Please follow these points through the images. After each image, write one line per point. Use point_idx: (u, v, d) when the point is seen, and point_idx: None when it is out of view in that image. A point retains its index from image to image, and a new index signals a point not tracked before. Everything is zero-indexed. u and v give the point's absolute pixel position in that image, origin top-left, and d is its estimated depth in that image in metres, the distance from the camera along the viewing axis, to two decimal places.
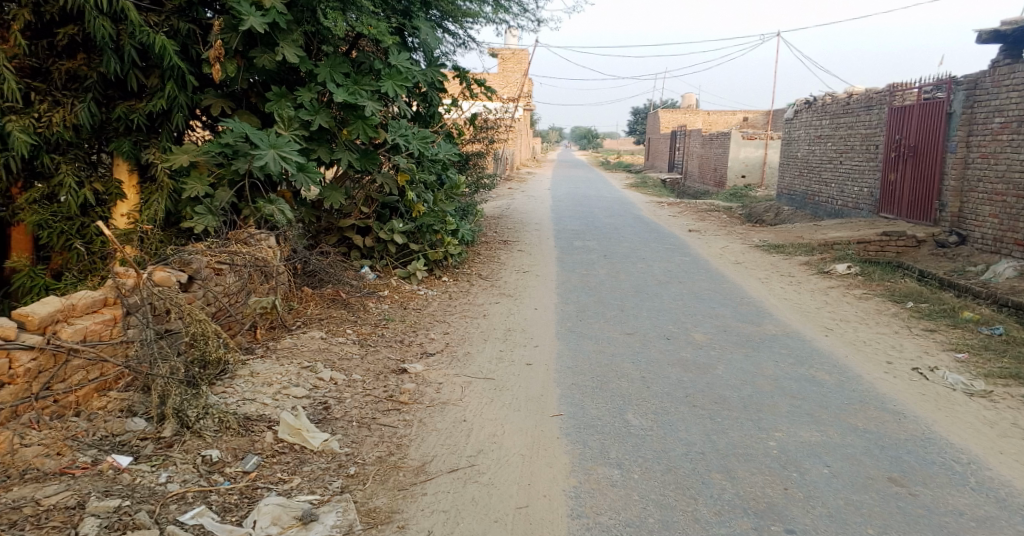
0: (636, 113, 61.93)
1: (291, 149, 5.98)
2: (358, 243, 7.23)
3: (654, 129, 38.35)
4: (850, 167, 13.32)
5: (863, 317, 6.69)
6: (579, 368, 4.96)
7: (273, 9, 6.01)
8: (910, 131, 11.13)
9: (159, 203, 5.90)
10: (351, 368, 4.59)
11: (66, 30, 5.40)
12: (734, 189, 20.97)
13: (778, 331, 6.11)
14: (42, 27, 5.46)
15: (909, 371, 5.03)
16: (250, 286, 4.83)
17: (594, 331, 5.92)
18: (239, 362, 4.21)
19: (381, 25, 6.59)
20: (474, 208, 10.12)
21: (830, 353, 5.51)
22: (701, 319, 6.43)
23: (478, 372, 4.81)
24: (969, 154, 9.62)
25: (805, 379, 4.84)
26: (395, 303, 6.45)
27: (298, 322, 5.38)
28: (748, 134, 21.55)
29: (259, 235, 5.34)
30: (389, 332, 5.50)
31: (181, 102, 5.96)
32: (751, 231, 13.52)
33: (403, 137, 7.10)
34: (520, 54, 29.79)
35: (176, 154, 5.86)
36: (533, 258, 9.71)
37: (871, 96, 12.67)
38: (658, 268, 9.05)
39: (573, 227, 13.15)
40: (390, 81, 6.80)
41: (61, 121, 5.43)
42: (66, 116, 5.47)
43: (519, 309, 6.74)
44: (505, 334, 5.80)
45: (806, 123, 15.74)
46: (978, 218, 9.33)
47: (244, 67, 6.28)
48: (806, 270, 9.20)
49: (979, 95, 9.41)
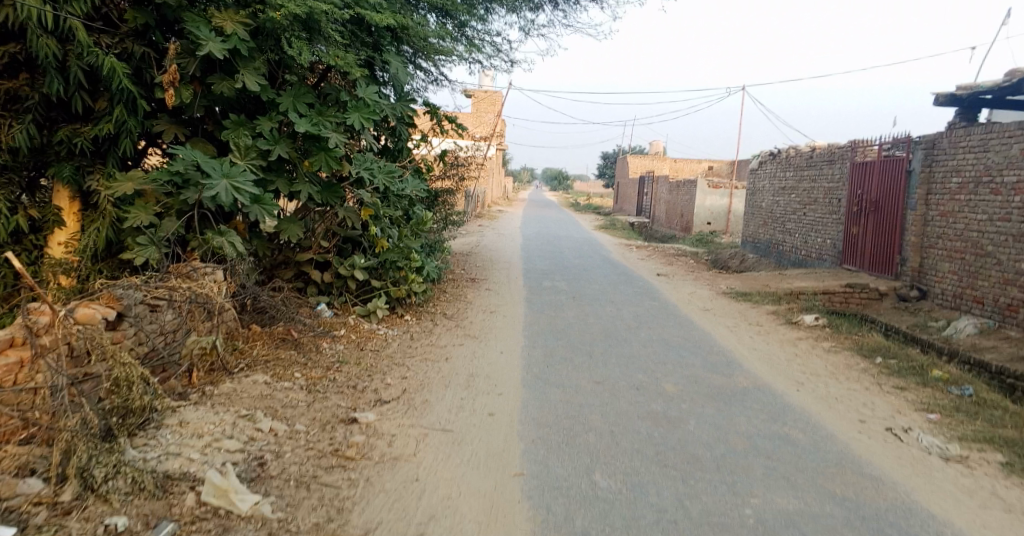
0: (605, 158, 62.88)
1: (246, 180, 5.65)
2: (315, 278, 6.85)
3: (622, 174, 38.80)
4: (814, 219, 13.43)
5: (833, 372, 6.52)
6: (544, 420, 4.65)
7: (235, 34, 5.77)
8: (872, 186, 11.27)
9: (100, 231, 5.57)
10: (295, 417, 4.21)
11: (6, 48, 5.08)
12: (701, 235, 21.12)
13: (748, 384, 5.90)
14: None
15: (883, 432, 4.83)
16: (190, 324, 4.45)
17: (562, 379, 5.62)
18: (167, 410, 3.82)
19: (349, 57, 6.36)
20: (441, 245, 9.85)
21: (803, 410, 5.30)
22: (671, 369, 6.19)
23: (436, 423, 4.46)
24: (928, 211, 9.72)
25: (779, 438, 4.60)
26: (351, 344, 6.08)
27: (242, 364, 4.97)
28: (714, 182, 21.81)
29: (204, 269, 4.98)
30: (341, 377, 5.13)
31: (131, 127, 5.59)
32: (719, 277, 13.50)
33: (368, 171, 6.79)
34: (493, 96, 30.19)
35: (120, 182, 5.50)
36: (500, 298, 9.44)
37: (833, 151, 12.87)
38: (627, 312, 8.85)
39: (541, 266, 12.98)
40: (356, 113, 6.54)
41: None
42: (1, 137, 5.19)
43: (483, 352, 6.42)
44: (467, 381, 5.45)
45: (770, 174, 15.94)
46: (939, 274, 9.37)
47: (201, 94, 6.01)
48: (774, 319, 9.11)
49: (937, 156, 9.57)
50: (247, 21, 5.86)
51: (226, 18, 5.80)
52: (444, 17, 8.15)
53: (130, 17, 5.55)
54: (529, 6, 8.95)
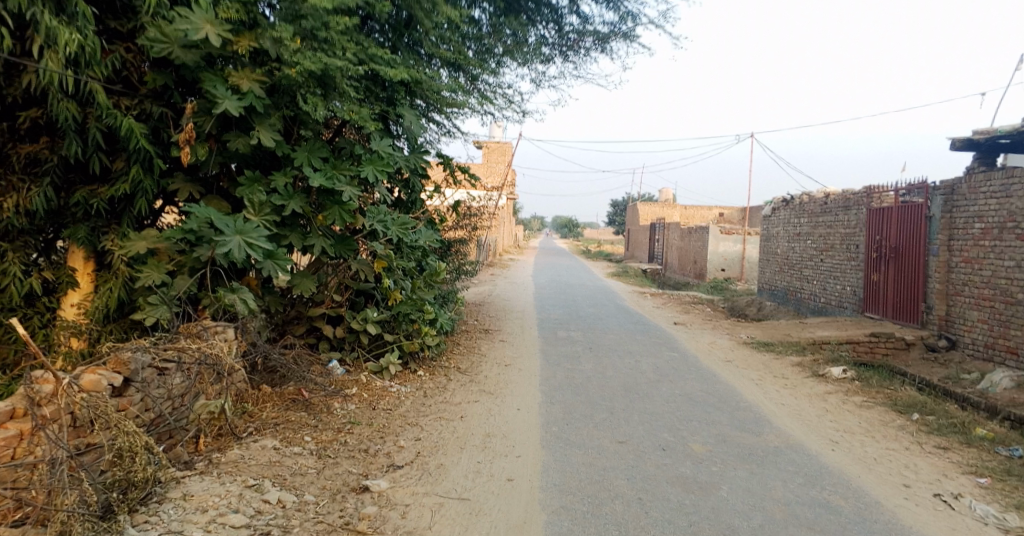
0: (616, 205, 63.13)
1: (260, 236, 5.52)
2: (327, 334, 6.66)
3: (633, 221, 38.76)
4: (832, 266, 13.17)
5: (868, 429, 6.20)
6: (567, 486, 4.37)
7: (251, 92, 5.75)
8: (890, 233, 11.05)
9: (112, 292, 5.49)
10: (304, 486, 3.97)
11: (28, 112, 5.07)
12: (715, 282, 20.85)
13: (781, 443, 5.60)
14: (3, 108, 5.12)
15: (932, 499, 4.51)
16: (198, 387, 4.27)
17: (583, 439, 5.34)
18: (171, 481, 3.61)
19: (364, 112, 6.34)
20: (454, 296, 9.68)
21: (842, 472, 4.99)
22: (697, 427, 5.90)
23: (451, 491, 4.20)
24: (951, 258, 9.46)
25: (821, 505, 4.30)
26: (363, 403, 5.84)
27: (250, 428, 4.76)
28: (726, 229, 21.63)
29: (214, 328, 4.81)
30: (353, 439, 4.88)
31: (147, 186, 5.53)
32: (738, 326, 13.20)
33: (382, 222, 6.70)
34: (504, 146, 30.51)
35: (134, 241, 5.40)
36: (515, 349, 9.21)
37: (848, 197, 12.71)
38: (647, 364, 8.58)
39: (555, 316, 12.76)
40: (370, 166, 6.50)
41: (13, 206, 5.06)
42: (19, 201, 5.09)
43: (499, 409, 6.16)
44: (483, 441, 5.19)
45: (784, 220, 15.76)
46: (968, 323, 9.05)
47: (217, 151, 5.95)
48: (799, 371, 8.78)
49: (957, 201, 9.37)
50: (263, 79, 5.82)
51: (242, 75, 5.78)
52: (456, 72, 8.12)
53: (151, 79, 5.59)
54: (540, 57, 8.95)
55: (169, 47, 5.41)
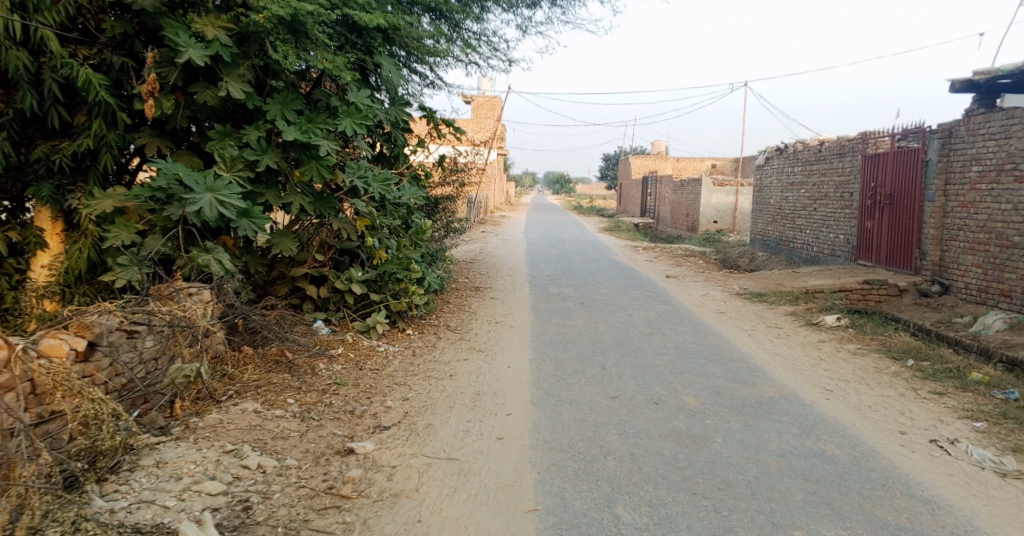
0: (608, 159, 62.51)
1: (232, 193, 5.31)
2: (311, 294, 6.47)
3: (625, 175, 38.37)
4: (825, 214, 13.02)
5: (862, 377, 6.13)
6: (558, 443, 4.27)
7: (216, 39, 5.50)
8: (886, 179, 10.86)
9: (82, 252, 5.34)
10: (286, 450, 3.86)
11: None
12: (708, 234, 20.69)
13: (775, 394, 5.52)
14: None
15: (928, 445, 4.45)
16: (174, 350, 4.19)
17: (574, 395, 5.24)
18: (143, 448, 3.49)
19: (339, 60, 6.02)
20: (443, 254, 9.51)
21: (836, 421, 4.92)
22: (689, 379, 5.81)
23: (439, 451, 4.09)
24: (947, 203, 9.31)
25: (816, 455, 4.23)
26: (349, 364, 5.71)
27: (229, 391, 4.63)
28: (719, 180, 21.38)
29: (188, 289, 4.66)
30: (338, 401, 4.76)
31: (111, 141, 5.39)
32: (730, 277, 13.11)
33: (362, 179, 6.44)
34: (493, 101, 30.06)
35: (100, 200, 5.26)
36: (506, 307, 9.08)
37: (842, 144, 12.49)
38: (640, 317, 8.48)
39: (547, 272, 12.63)
40: (348, 119, 6.19)
41: None
42: None
43: (490, 367, 6.05)
44: (473, 400, 5.08)
45: (777, 170, 15.55)
46: (961, 268, 8.96)
47: (184, 104, 5.75)
48: (793, 321, 8.71)
49: (955, 144, 9.17)
50: (229, 25, 5.60)
51: (207, 22, 5.55)
52: (438, 18, 7.82)
53: (109, 26, 5.40)
54: (526, 2, 8.57)
55: None
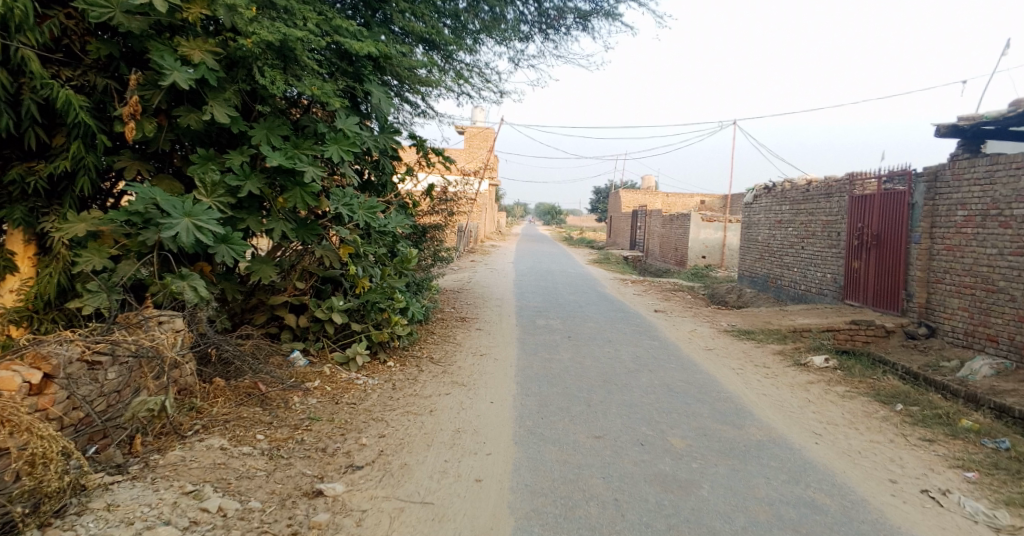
0: (598, 192, 62.88)
1: (210, 219, 5.18)
2: (290, 323, 6.31)
3: (615, 208, 38.53)
4: (812, 252, 13.02)
5: (851, 421, 6.00)
6: (538, 487, 4.10)
7: (203, 63, 5.44)
8: (873, 219, 10.88)
9: (52, 277, 5.16)
10: (250, 491, 3.69)
11: None
12: (696, 269, 20.67)
13: (763, 437, 5.39)
14: None
15: (919, 496, 4.32)
16: (139, 382, 4.10)
17: (558, 435, 5.08)
18: (97, 488, 3.37)
19: (328, 87, 5.94)
20: (428, 283, 9.37)
21: (825, 468, 4.77)
22: (676, 420, 5.66)
23: (413, 494, 3.91)
24: (933, 246, 9.31)
25: (805, 504, 4.09)
26: (326, 397, 5.52)
27: (196, 426, 4.46)
28: (707, 216, 21.45)
29: (158, 318, 4.51)
30: (311, 438, 4.57)
31: (89, 163, 5.29)
32: (718, 313, 13.02)
33: (347, 206, 6.29)
34: (485, 131, 30.29)
35: (74, 223, 5.11)
36: (491, 339, 8.92)
37: (830, 184, 12.55)
38: (627, 353, 8.34)
39: (534, 303, 12.50)
40: (335, 146, 6.08)
41: None
42: None
43: (471, 402, 5.87)
44: (452, 438, 4.90)
45: (765, 207, 15.60)
46: (947, 311, 8.91)
47: (167, 127, 5.66)
48: (781, 360, 8.60)
49: (940, 188, 9.20)
50: (216, 50, 5.53)
51: (194, 46, 5.46)
52: (430, 48, 7.78)
53: (94, 48, 5.31)
54: (519, 35, 8.58)
55: (109, 12, 5.10)
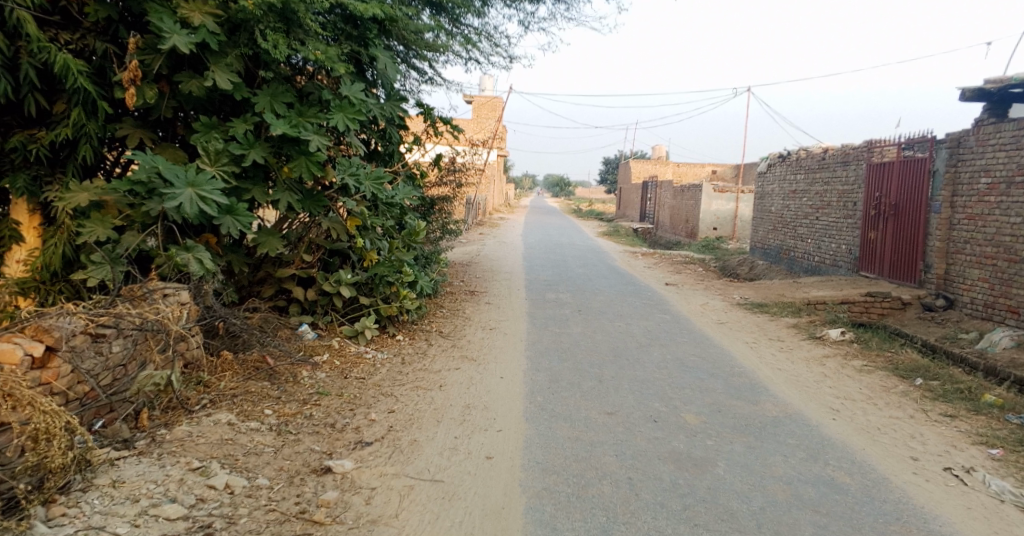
0: (608, 164, 62.31)
1: (214, 189, 5.06)
2: (297, 297, 6.20)
3: (624, 180, 38.12)
4: (827, 223, 12.79)
5: (869, 396, 5.87)
6: (550, 464, 4.01)
7: (203, 27, 5.27)
8: (891, 189, 10.62)
9: (56, 247, 5.05)
10: (258, 468, 3.63)
11: None
12: (707, 241, 20.44)
13: (779, 413, 5.27)
14: None
15: (942, 474, 4.20)
16: (145, 355, 4.00)
17: (570, 411, 4.98)
18: (101, 466, 3.29)
19: (332, 51, 5.76)
20: (437, 256, 9.25)
21: (844, 444, 4.66)
22: (690, 395, 5.55)
23: (423, 472, 3.83)
24: (954, 215, 9.07)
25: (824, 483, 3.98)
26: (334, 371, 5.44)
27: (204, 400, 4.38)
28: (719, 187, 21.14)
29: (163, 290, 4.42)
30: (319, 413, 4.50)
31: (91, 130, 5.17)
32: (730, 285, 12.86)
33: (354, 176, 6.15)
34: (493, 101, 29.95)
35: (76, 192, 5.03)
36: (501, 312, 8.81)
37: (847, 152, 12.25)
38: (638, 327, 8.22)
39: (544, 276, 12.37)
40: (340, 114, 5.90)
41: None
42: None
43: (481, 377, 5.78)
44: (462, 414, 4.81)
45: (779, 177, 15.31)
46: (967, 283, 8.71)
47: (168, 94, 5.52)
48: (796, 333, 8.46)
49: (964, 154, 8.92)
50: (217, 12, 5.36)
51: (194, 8, 5.30)
52: (437, 12, 7.55)
53: (91, 11, 5.15)
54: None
55: None
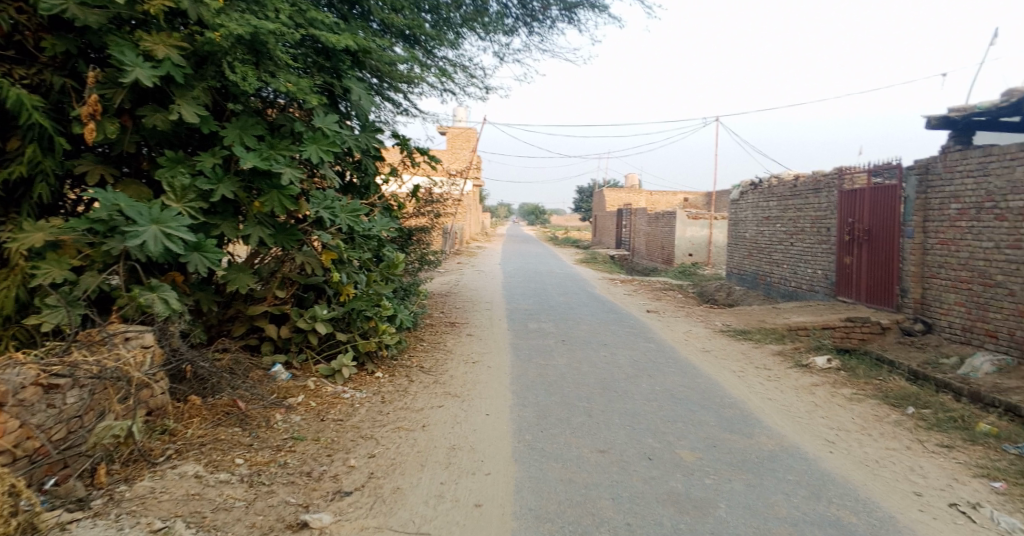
0: (581, 191, 62.71)
1: (180, 225, 4.80)
2: (270, 335, 5.91)
3: (599, 207, 38.26)
4: (802, 249, 12.82)
5: (863, 426, 5.73)
6: (543, 511, 3.77)
7: (168, 59, 5.07)
8: (863, 215, 10.67)
9: (9, 291, 4.69)
10: (227, 526, 3.34)
11: None
12: (683, 267, 20.44)
13: (774, 447, 5.10)
14: None
15: (948, 510, 4.05)
16: (104, 406, 3.70)
17: (559, 450, 4.75)
18: (52, 533, 3.07)
19: (304, 83, 5.57)
20: (416, 288, 9.02)
21: (844, 480, 4.49)
22: (682, 430, 5.36)
23: (408, 524, 3.57)
24: (926, 240, 9.09)
25: (831, 525, 3.80)
26: (310, 414, 5.16)
27: (168, 451, 4.08)
28: (693, 213, 21.24)
29: (125, 334, 4.13)
30: (294, 460, 4.21)
31: (47, 168, 4.91)
32: (711, 312, 12.77)
33: (329, 210, 5.93)
34: (467, 130, 30.04)
35: (30, 232, 4.75)
36: (482, 344, 8.57)
37: (819, 179, 12.34)
38: (623, 357, 8.04)
39: (525, 306, 12.17)
40: (313, 146, 5.70)
41: None
42: None
43: (465, 415, 5.53)
44: (447, 457, 4.56)
45: (752, 204, 15.38)
46: (944, 306, 8.70)
47: (131, 128, 5.27)
48: (782, 361, 8.34)
49: (932, 181, 8.97)
50: (182, 45, 5.17)
51: (158, 41, 5.09)
52: (410, 42, 7.41)
53: (49, 44, 4.92)
54: (503, 28, 8.24)
55: (64, 6, 4.73)
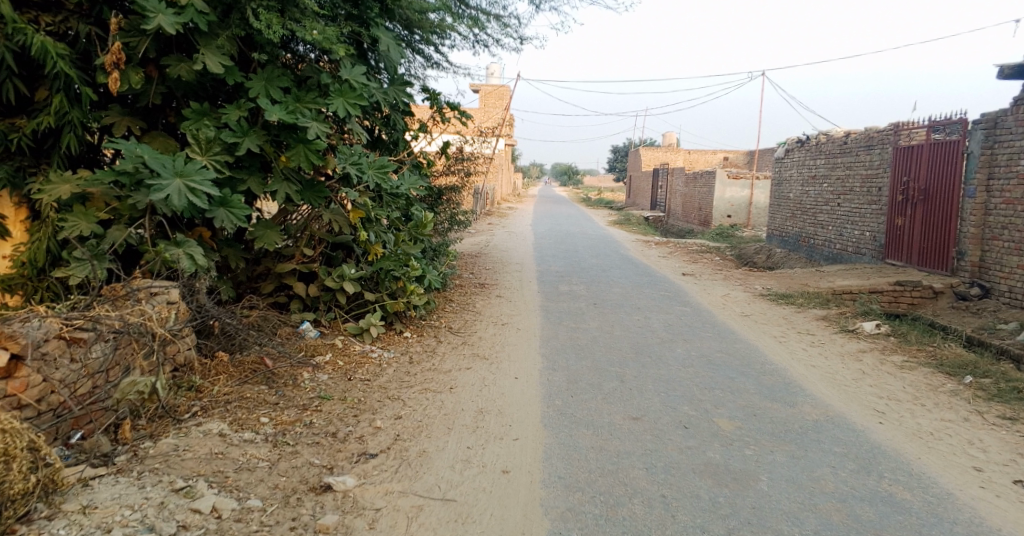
0: (617, 152, 61.57)
1: (205, 178, 4.67)
2: (299, 293, 5.82)
3: (636, 168, 37.45)
4: (849, 210, 12.26)
5: (915, 396, 5.41)
6: (574, 480, 3.61)
7: (191, 6, 4.87)
8: (920, 173, 10.08)
9: (41, 244, 4.64)
10: (249, 487, 3.26)
11: None
12: (721, 228, 19.87)
13: (819, 416, 4.85)
14: None
15: (1013, 488, 3.76)
16: (129, 361, 3.66)
17: (592, 416, 4.57)
18: (75, 492, 2.97)
19: (330, 32, 5.35)
20: (446, 248, 8.85)
21: (896, 452, 4.23)
22: (721, 398, 5.12)
23: (433, 489, 3.45)
24: (990, 200, 8.54)
25: (883, 501, 3.55)
26: (337, 373, 5.06)
27: (194, 409, 4.03)
28: (734, 173, 20.54)
29: (149, 289, 4.04)
30: (319, 421, 4.12)
31: (75, 118, 4.79)
32: (750, 275, 12.37)
33: (356, 166, 5.75)
34: (502, 88, 29.59)
35: (56, 184, 4.63)
36: (512, 306, 8.40)
37: (871, 135, 11.71)
38: (658, 321, 7.79)
39: (556, 268, 11.94)
40: (340, 99, 5.48)
41: None
42: None
43: (494, 378, 5.38)
44: (475, 420, 4.42)
45: (797, 162, 14.76)
46: (1005, 270, 8.19)
47: (157, 79, 5.13)
48: (826, 327, 7.98)
49: (1001, 135, 8.37)
50: None
51: None
52: None
53: None
54: None
55: None
